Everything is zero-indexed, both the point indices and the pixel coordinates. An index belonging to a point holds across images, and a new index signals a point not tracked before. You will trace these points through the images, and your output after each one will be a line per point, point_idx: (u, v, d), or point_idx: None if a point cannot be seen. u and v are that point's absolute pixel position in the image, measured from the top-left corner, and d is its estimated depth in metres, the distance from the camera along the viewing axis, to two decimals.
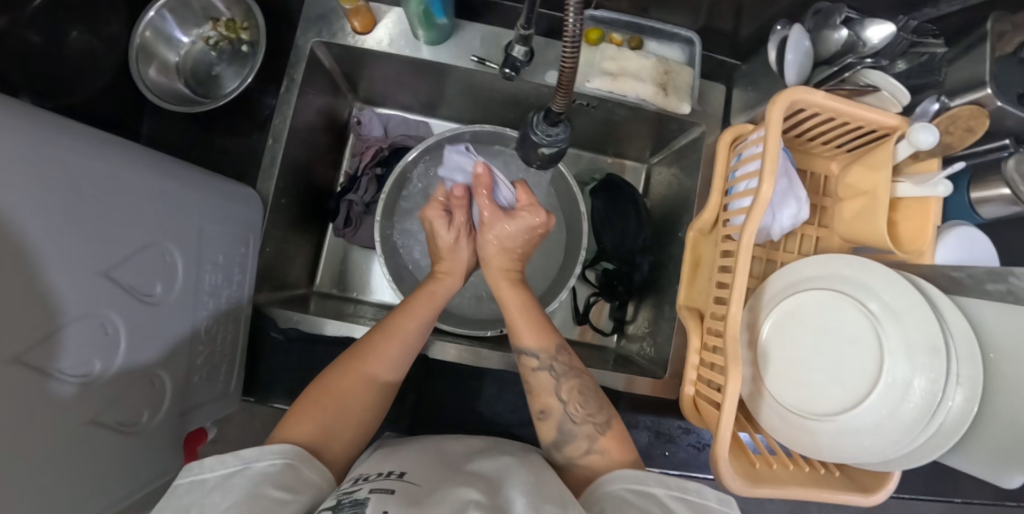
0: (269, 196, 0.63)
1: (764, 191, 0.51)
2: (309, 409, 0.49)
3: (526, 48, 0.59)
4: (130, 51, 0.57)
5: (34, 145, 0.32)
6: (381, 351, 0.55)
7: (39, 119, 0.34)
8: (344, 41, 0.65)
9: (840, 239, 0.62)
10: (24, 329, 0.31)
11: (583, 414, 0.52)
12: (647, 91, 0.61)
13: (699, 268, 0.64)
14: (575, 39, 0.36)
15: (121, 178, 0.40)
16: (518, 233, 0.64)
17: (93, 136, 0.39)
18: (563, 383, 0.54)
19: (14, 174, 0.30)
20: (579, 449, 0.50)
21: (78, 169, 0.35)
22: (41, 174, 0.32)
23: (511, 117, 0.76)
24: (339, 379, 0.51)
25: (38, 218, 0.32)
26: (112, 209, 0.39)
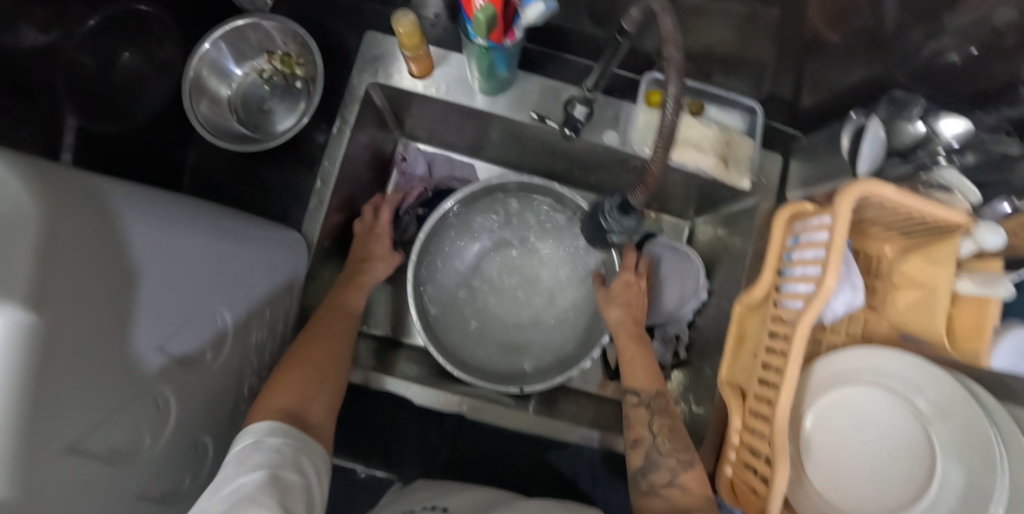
0: (313, 239, 0.61)
1: (827, 283, 0.51)
2: (291, 370, 0.50)
3: (587, 108, 0.59)
4: (183, 88, 0.56)
5: (94, 224, 0.30)
6: (335, 321, 0.58)
7: (99, 192, 0.32)
8: (399, 83, 0.63)
9: (890, 325, 0.61)
10: (79, 416, 0.29)
11: (669, 447, 0.53)
12: (708, 163, 0.60)
13: (743, 342, 0.63)
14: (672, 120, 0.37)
15: (176, 245, 0.39)
16: (620, 291, 0.66)
17: (148, 203, 0.37)
18: (654, 418, 0.56)
19: (77, 257, 0.28)
20: (662, 479, 0.51)
21: (134, 241, 0.34)
22: (101, 252, 0.30)
23: (558, 166, 0.75)
24: (305, 345, 0.53)
25: (99, 301, 0.30)
26: (172, 279, 0.37)
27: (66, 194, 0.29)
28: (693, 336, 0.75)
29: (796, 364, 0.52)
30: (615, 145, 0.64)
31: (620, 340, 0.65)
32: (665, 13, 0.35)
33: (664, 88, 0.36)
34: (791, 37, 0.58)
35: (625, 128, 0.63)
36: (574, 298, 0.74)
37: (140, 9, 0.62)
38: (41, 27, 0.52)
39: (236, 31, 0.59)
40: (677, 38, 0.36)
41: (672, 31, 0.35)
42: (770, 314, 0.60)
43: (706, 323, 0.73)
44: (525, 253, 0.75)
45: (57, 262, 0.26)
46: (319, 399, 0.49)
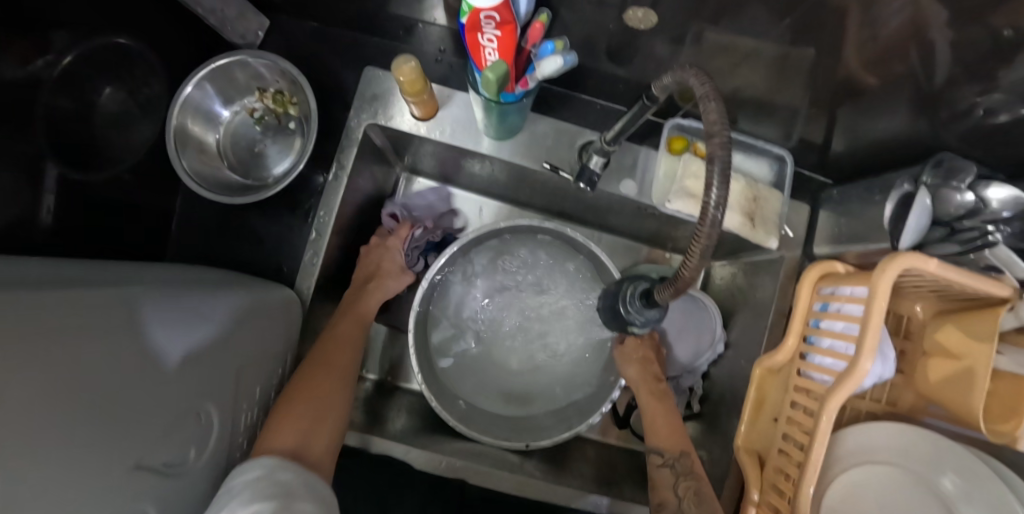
0: (309, 294, 0.57)
1: (861, 366, 0.47)
2: (292, 407, 0.48)
3: (604, 159, 0.54)
4: (167, 140, 0.52)
5: (25, 363, 0.26)
6: (335, 352, 0.56)
7: (39, 313, 0.29)
8: (400, 125, 0.59)
9: (916, 393, 0.58)
10: None
11: None
12: (733, 222, 0.56)
13: (762, 407, 0.60)
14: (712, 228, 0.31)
15: (129, 353, 0.34)
16: (635, 347, 0.65)
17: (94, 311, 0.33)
18: (680, 481, 0.53)
19: (11, 406, 0.24)
20: None
21: (74, 364, 0.30)
22: (36, 389, 0.26)
23: (568, 206, 0.71)
24: (304, 381, 0.52)
25: (47, 445, 0.26)
26: (125, 393, 0.33)
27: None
28: (708, 387, 0.72)
29: (822, 446, 0.49)
30: (632, 195, 0.59)
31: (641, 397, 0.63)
32: (708, 101, 0.31)
33: (707, 181, 0.31)
34: (824, 89, 0.54)
35: (644, 177, 0.59)
36: (583, 345, 0.71)
37: (121, 41, 0.57)
38: (21, 60, 0.47)
39: (223, 72, 0.55)
40: (724, 125, 0.31)
41: (719, 119, 0.31)
42: (793, 381, 0.57)
43: (722, 375, 0.70)
44: (534, 298, 0.72)
45: None
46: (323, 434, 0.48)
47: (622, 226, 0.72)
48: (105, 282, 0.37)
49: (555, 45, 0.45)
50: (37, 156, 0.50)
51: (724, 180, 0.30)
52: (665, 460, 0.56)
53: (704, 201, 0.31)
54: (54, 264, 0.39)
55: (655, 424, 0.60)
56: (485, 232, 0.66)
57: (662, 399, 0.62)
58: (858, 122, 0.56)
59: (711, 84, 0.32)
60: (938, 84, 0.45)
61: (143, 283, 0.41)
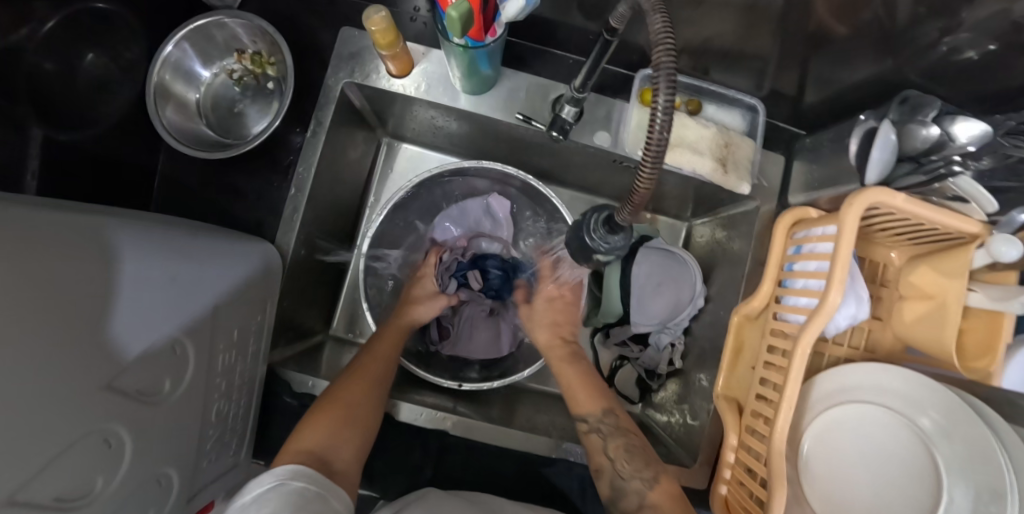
0: (289, 249, 0.58)
1: (831, 299, 0.47)
2: (326, 410, 0.52)
3: (576, 109, 0.55)
4: (147, 95, 0.52)
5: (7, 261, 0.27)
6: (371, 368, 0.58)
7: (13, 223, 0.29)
8: (377, 83, 0.59)
9: (895, 337, 0.58)
10: (10, 465, 0.26)
11: (630, 469, 0.53)
12: (705, 167, 0.56)
13: (740, 355, 0.60)
14: (659, 144, 0.32)
15: (102, 277, 0.35)
16: (542, 312, 0.71)
17: (68, 233, 0.34)
18: (608, 443, 0.56)
19: None
20: (631, 506, 0.51)
21: (43, 280, 0.30)
22: (1, 291, 0.27)
23: (547, 165, 0.72)
24: (335, 395, 0.54)
25: (14, 345, 0.27)
26: (96, 315, 0.33)
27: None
28: (690, 343, 0.72)
29: (796, 382, 0.49)
30: (606, 146, 0.60)
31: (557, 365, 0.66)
32: (654, 14, 0.32)
33: (654, 93, 0.31)
34: (795, 33, 0.54)
35: (618, 128, 0.60)
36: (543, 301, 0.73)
37: (100, 7, 0.58)
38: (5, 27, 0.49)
39: (202, 32, 0.56)
40: (666, 33, 0.31)
41: (662, 28, 0.31)
42: (769, 326, 0.57)
43: (703, 330, 0.70)
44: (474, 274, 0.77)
45: None
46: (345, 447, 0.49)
47: (600, 185, 0.73)
48: (79, 212, 0.38)
49: None
50: (20, 123, 0.51)
51: (669, 86, 0.31)
52: (591, 425, 0.58)
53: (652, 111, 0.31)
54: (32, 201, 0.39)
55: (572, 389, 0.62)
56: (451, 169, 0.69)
57: (577, 364, 0.65)
58: (829, 67, 0.56)
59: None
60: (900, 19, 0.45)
61: (121, 221, 0.41)
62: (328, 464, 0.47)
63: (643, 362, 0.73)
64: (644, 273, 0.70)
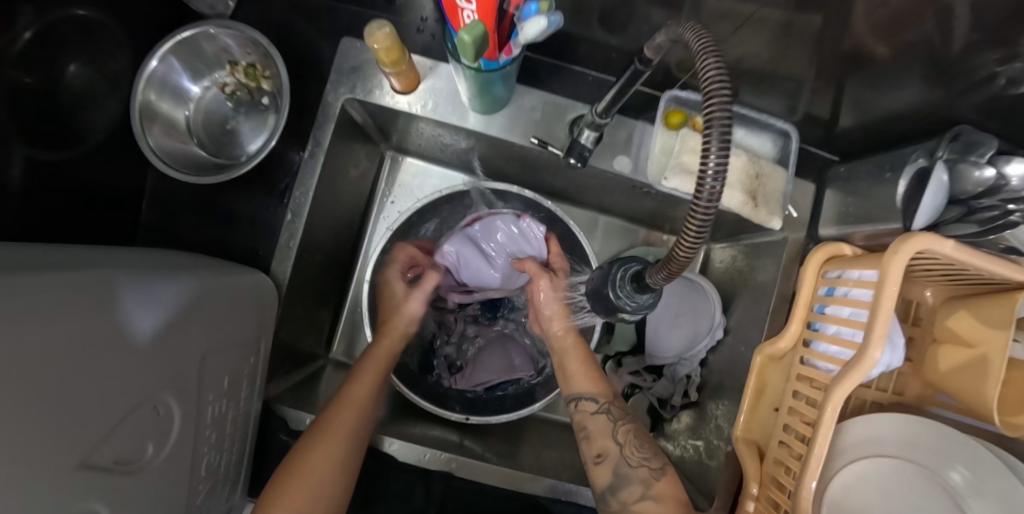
0: (286, 278, 0.54)
1: (872, 354, 0.43)
2: (287, 494, 0.48)
3: (597, 134, 0.51)
4: (132, 115, 0.48)
5: None
6: (340, 421, 0.53)
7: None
8: (380, 100, 0.55)
9: (925, 383, 0.55)
10: None
11: (637, 457, 0.55)
12: (734, 200, 0.52)
13: (762, 396, 0.57)
14: (708, 208, 0.28)
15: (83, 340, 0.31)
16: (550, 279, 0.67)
17: (56, 288, 0.30)
18: (618, 427, 0.57)
19: None
20: (633, 495, 0.53)
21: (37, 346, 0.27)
22: None
23: (561, 185, 0.67)
24: (307, 459, 0.50)
25: None
26: (78, 382, 0.30)
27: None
28: (706, 375, 0.68)
29: (826, 438, 0.46)
30: (627, 171, 0.56)
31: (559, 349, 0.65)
32: (704, 55, 0.28)
33: (705, 141, 0.27)
34: (836, 57, 0.50)
35: (639, 154, 0.56)
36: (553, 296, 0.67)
37: (79, 14, 0.53)
38: None
39: (190, 45, 0.51)
40: (721, 82, 0.27)
41: (716, 77, 0.27)
42: (796, 370, 0.54)
43: (720, 362, 0.67)
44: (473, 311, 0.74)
45: None
46: None
47: (614, 205, 0.70)
48: (54, 262, 0.34)
49: (539, 5, 0.41)
50: None
51: (722, 147, 0.26)
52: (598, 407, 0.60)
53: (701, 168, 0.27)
54: (8, 244, 0.36)
55: (572, 367, 0.63)
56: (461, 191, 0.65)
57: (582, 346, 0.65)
58: (869, 95, 0.52)
59: (709, 36, 0.29)
60: (957, 53, 0.42)
61: (103, 265, 0.38)
62: None
63: (656, 392, 0.70)
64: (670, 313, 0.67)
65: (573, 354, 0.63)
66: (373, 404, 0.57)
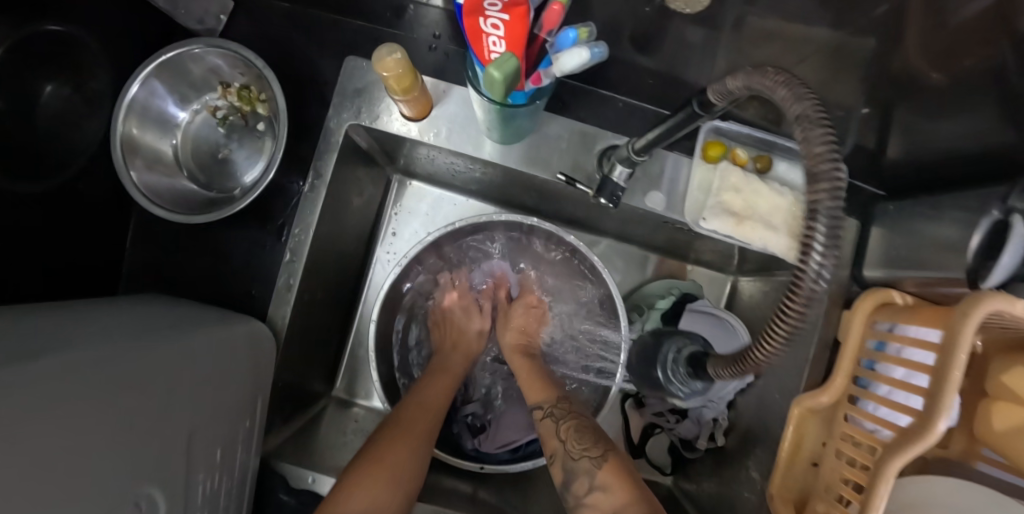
0: (285, 323, 0.49)
1: (939, 425, 0.39)
2: (369, 472, 0.45)
3: (630, 169, 0.46)
4: (112, 148, 0.42)
5: None
6: (420, 417, 0.53)
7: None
8: (389, 126, 0.49)
9: (973, 438, 0.52)
10: None
11: (579, 449, 0.50)
12: (780, 244, 0.47)
13: (800, 452, 0.53)
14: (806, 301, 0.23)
15: None
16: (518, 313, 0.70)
17: (41, 377, 0.25)
18: (560, 424, 0.53)
19: None
20: (582, 487, 0.47)
21: (32, 457, 0.22)
22: None
23: (581, 214, 0.62)
24: (382, 448, 0.48)
25: None
26: None
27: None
28: (733, 417, 0.64)
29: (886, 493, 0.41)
30: (660, 208, 0.51)
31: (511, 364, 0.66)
32: (811, 125, 0.23)
33: (809, 229, 0.22)
34: None
35: (672, 189, 0.51)
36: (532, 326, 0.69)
37: (53, 29, 0.46)
38: None
39: (176, 66, 0.46)
40: (832, 158, 0.22)
41: (825, 152, 0.22)
42: (841, 427, 0.50)
43: (751, 406, 0.62)
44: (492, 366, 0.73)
45: None
46: None
47: (637, 236, 0.65)
48: (17, 337, 0.28)
49: (578, 32, 0.36)
50: None
51: (830, 236, 0.22)
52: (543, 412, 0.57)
53: (802, 252, 0.23)
54: None
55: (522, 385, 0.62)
56: (473, 221, 0.60)
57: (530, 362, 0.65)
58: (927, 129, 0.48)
59: (811, 94, 0.24)
60: None
61: (86, 332, 0.33)
62: None
63: (679, 434, 0.66)
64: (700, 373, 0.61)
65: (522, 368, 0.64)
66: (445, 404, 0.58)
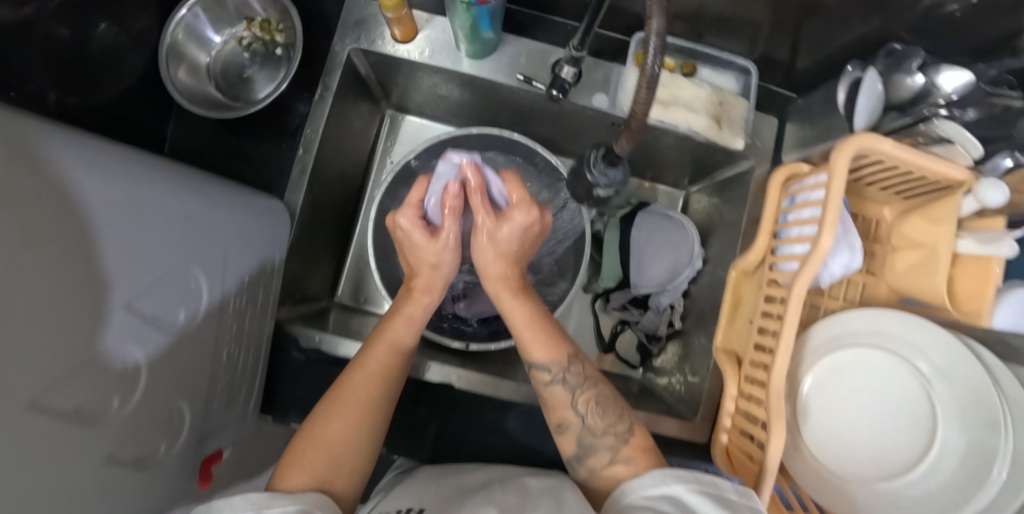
0: (297, 208, 0.60)
1: (823, 242, 0.48)
2: (312, 443, 0.49)
3: (575, 69, 0.57)
4: (161, 54, 0.55)
5: (59, 168, 0.29)
6: (363, 381, 0.54)
7: (57, 135, 0.30)
8: (382, 49, 0.61)
9: (889, 289, 0.60)
10: (38, 373, 0.28)
11: (602, 426, 0.53)
12: (700, 124, 0.59)
13: (739, 310, 0.62)
14: (651, 80, 0.34)
15: (148, 199, 0.37)
16: (507, 235, 0.60)
17: (119, 156, 0.36)
18: (577, 397, 0.55)
19: (41, 204, 0.27)
20: (601, 461, 0.52)
21: (100, 196, 0.32)
22: (62, 193, 0.29)
23: (547, 133, 0.73)
24: (325, 417, 0.51)
25: (68, 247, 0.29)
26: (138, 233, 0.35)
27: (11, 134, 0.26)
28: (688, 305, 0.73)
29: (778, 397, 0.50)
30: (605, 107, 0.62)
31: (502, 298, 0.62)
32: None
33: (646, 44, 0.33)
34: None
35: (615, 91, 0.62)
36: (511, 246, 0.61)
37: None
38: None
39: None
40: None
41: None
42: (765, 278, 0.59)
43: (702, 294, 0.71)
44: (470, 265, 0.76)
45: (24, 199, 0.26)
46: (337, 480, 0.48)
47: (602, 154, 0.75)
48: None
49: None
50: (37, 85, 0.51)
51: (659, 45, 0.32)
52: (553, 376, 0.57)
53: (645, 56, 0.33)
54: None
55: (525, 335, 0.59)
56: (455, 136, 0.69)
57: (527, 300, 0.60)
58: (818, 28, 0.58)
59: None
60: None
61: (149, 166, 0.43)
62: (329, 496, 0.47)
63: (643, 326, 0.74)
64: (657, 245, 0.71)
65: (521, 318, 0.59)
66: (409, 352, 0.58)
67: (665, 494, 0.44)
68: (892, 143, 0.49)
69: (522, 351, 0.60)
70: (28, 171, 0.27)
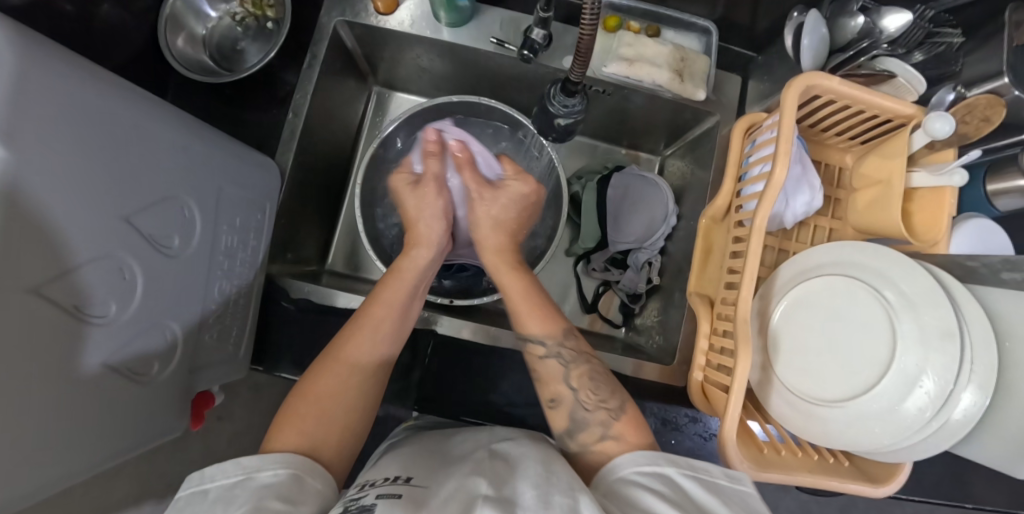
0: (288, 165, 0.64)
1: (777, 173, 0.51)
2: (301, 403, 0.50)
3: (545, 30, 0.60)
4: (160, 22, 0.61)
5: (65, 81, 0.33)
6: (354, 339, 0.56)
7: (65, 56, 0.35)
8: (366, 21, 0.66)
9: (855, 231, 0.62)
10: (40, 260, 0.31)
11: (595, 401, 0.53)
12: (664, 77, 0.63)
13: (711, 255, 0.64)
14: (594, 17, 0.42)
15: (145, 126, 0.41)
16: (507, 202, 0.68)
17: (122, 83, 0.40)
18: (571, 371, 0.56)
19: (46, 107, 0.31)
20: (592, 437, 0.50)
21: (102, 116, 0.36)
22: (65, 102, 0.33)
23: (526, 101, 0.78)
24: (317, 379, 0.52)
25: (68, 150, 0.33)
26: (130, 153, 0.39)
27: (24, 43, 0.30)
28: (665, 261, 0.76)
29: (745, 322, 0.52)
30: None
31: (496, 270, 0.65)
32: None
33: None
34: None
35: None
36: (508, 214, 0.67)
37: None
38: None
39: None
40: None
41: None
42: (733, 221, 0.61)
43: (678, 248, 0.74)
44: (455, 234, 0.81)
45: (28, 97, 0.30)
46: (329, 440, 0.49)
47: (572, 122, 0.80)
48: None
49: None
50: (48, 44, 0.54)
51: None
52: (548, 350, 0.57)
53: None
54: None
55: (522, 311, 0.60)
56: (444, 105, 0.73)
57: (522, 275, 0.63)
58: None
59: None
60: None
61: None
62: (317, 457, 0.47)
63: (624, 286, 0.77)
64: (632, 204, 0.75)
65: (518, 293, 0.61)
66: (405, 317, 0.61)
67: (657, 472, 0.42)
68: (838, 80, 0.52)
69: (518, 327, 0.60)
70: (34, 75, 0.30)
